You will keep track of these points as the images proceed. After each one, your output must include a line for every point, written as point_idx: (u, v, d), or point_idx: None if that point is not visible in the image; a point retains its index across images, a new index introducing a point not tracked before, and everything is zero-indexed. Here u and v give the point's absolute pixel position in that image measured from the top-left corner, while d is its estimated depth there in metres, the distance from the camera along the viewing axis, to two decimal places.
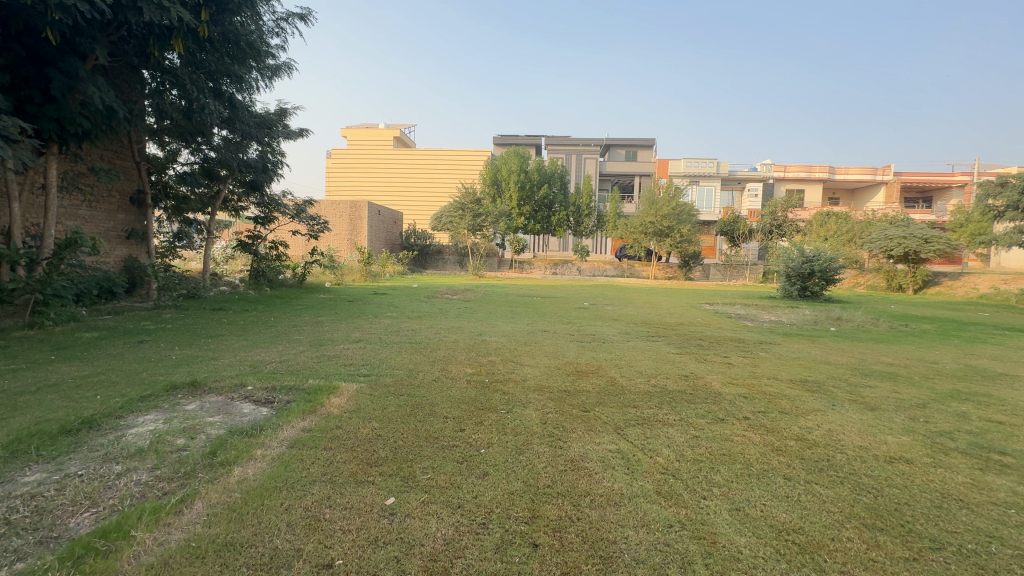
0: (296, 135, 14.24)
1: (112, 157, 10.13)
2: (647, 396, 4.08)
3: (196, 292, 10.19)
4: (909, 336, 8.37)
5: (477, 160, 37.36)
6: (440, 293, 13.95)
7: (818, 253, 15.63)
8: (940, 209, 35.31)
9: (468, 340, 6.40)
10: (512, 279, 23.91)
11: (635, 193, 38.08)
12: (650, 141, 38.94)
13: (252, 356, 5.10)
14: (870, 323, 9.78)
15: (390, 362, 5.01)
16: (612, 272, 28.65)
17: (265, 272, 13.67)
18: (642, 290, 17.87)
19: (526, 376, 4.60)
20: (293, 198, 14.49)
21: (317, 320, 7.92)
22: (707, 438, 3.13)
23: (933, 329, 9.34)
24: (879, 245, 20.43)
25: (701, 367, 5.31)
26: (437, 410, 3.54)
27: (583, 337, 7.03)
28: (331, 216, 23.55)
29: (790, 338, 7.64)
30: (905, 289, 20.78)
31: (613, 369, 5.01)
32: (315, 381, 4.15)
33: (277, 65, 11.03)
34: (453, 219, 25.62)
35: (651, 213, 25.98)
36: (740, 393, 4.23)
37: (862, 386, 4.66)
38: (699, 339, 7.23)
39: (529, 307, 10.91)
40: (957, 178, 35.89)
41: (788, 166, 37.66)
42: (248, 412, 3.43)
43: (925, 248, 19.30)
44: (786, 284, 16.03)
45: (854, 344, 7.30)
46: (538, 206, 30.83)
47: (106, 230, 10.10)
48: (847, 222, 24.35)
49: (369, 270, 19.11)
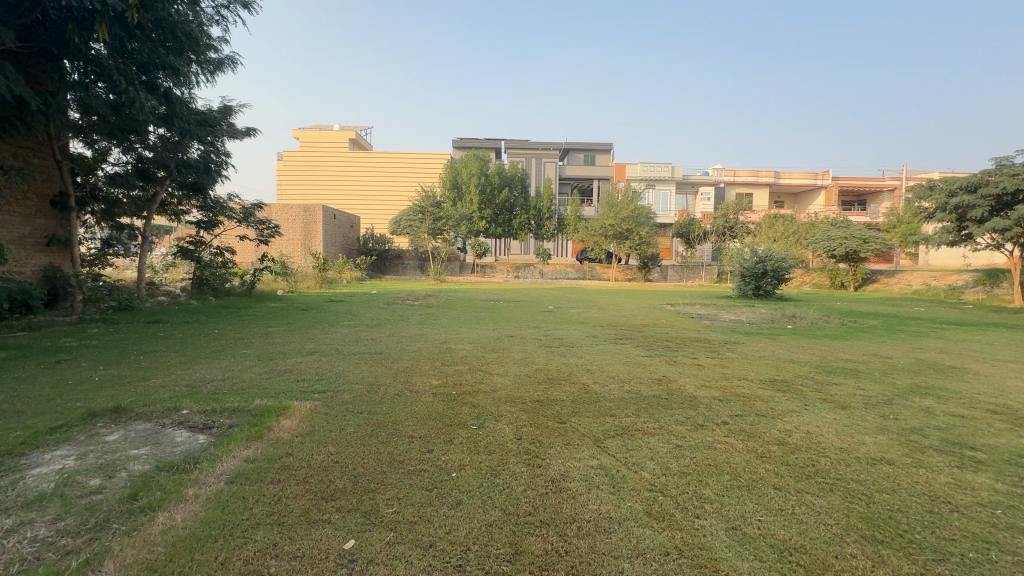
0: (242, 134, 13.42)
1: (27, 156, 9.12)
2: (624, 403, 3.92)
3: (129, 304, 9.31)
4: (860, 331, 8.71)
5: (436, 163, 36.85)
6: (400, 299, 13.46)
7: (770, 254, 16.24)
8: (874, 211, 37.84)
9: (433, 349, 6.08)
10: (474, 283, 23.59)
11: (594, 197, 38.66)
12: (607, 146, 39.68)
13: (190, 374, 4.58)
14: (823, 320, 10.15)
15: (348, 375, 4.63)
16: (573, 275, 28.84)
17: (209, 280, 12.74)
18: (605, 292, 18.05)
19: (496, 387, 4.34)
20: (239, 202, 13.61)
21: (266, 332, 7.35)
22: (690, 447, 2.98)
23: (879, 325, 9.80)
24: (823, 246, 21.54)
25: (672, 369, 5.23)
26: (402, 428, 3.23)
27: (552, 342, 6.85)
28: (283, 220, 22.45)
29: (753, 337, 7.78)
30: (847, 287, 21.98)
31: (586, 375, 4.84)
32: (262, 401, 3.72)
33: (220, 59, 10.34)
34: (412, 223, 25.01)
35: (610, 216, 26.37)
36: (715, 396, 4.15)
37: (828, 384, 4.70)
38: (666, 341, 7.22)
39: (494, 312, 10.64)
40: (887, 182, 38.52)
41: (737, 171, 39.34)
42: (181, 442, 2.99)
43: (864, 247, 20.52)
44: (741, 284, 16.56)
45: (812, 341, 7.51)
46: (499, 210, 30.66)
47: (22, 236, 9.05)
48: (793, 224, 25.57)
49: (325, 276, 18.30)
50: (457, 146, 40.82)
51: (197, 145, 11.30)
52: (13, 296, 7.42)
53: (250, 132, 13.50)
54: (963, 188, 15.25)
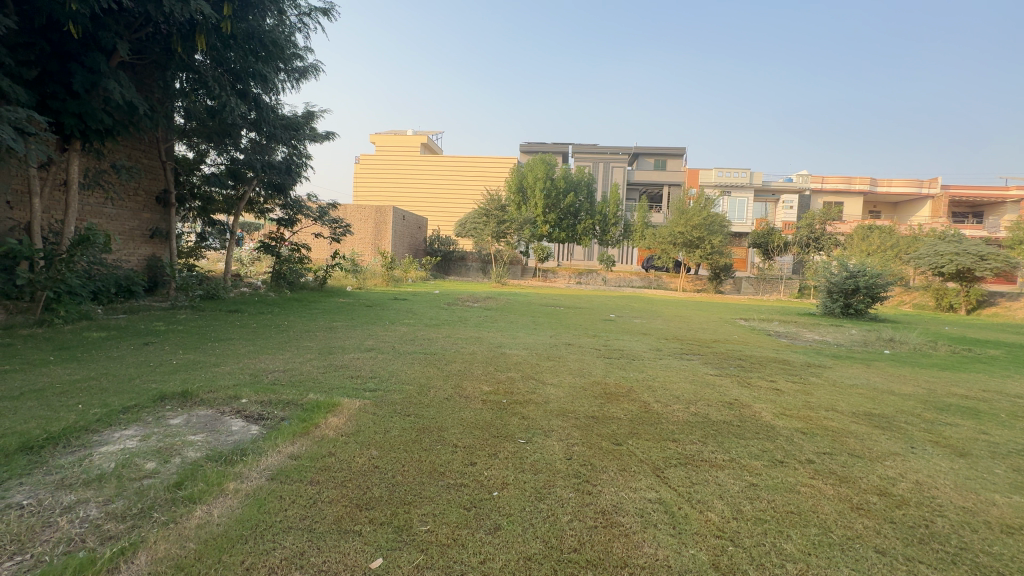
0: (322, 138, 14.22)
1: (138, 156, 10.19)
2: (688, 428, 3.54)
3: (215, 293, 10.06)
4: (976, 363, 7.50)
5: (503, 167, 37.24)
6: (461, 300, 13.56)
7: (863, 268, 14.64)
8: (991, 225, 33.25)
9: (487, 353, 5.96)
10: (535, 288, 23.43)
11: (664, 203, 37.23)
12: (680, 150, 38.10)
13: (255, 364, 4.77)
14: (928, 347, 8.89)
15: (400, 375, 4.60)
16: (638, 283, 27.86)
17: (286, 275, 13.60)
18: (671, 303, 17.20)
19: (549, 398, 4.10)
20: (317, 201, 14.41)
21: (331, 326, 7.62)
22: (768, 488, 2.57)
23: (1001, 355, 8.42)
24: (928, 262, 19.12)
25: (746, 393, 4.72)
26: (446, 436, 3.10)
27: (611, 353, 6.50)
28: (356, 220, 23.59)
29: (842, 362, 6.94)
30: (956, 309, 19.37)
31: (646, 393, 4.47)
32: (314, 396, 3.76)
33: (305, 67, 11.02)
34: (477, 225, 25.33)
35: (680, 223, 25.19)
36: (798, 429, 3.64)
37: (940, 424, 4.00)
38: (740, 359, 6.61)
39: (552, 318, 10.39)
40: (1011, 192, 33.77)
41: (826, 178, 36.25)
42: (234, 432, 3.05)
43: (980, 265, 17.93)
44: (827, 300, 15.07)
45: (916, 370, 6.55)
46: (563, 215, 30.34)
47: (131, 229, 10.11)
48: (892, 236, 23.01)
49: (392, 274, 18.95)
50: (525, 150, 41.04)
51: (283, 148, 12.10)
52: (119, 282, 8.26)
53: (330, 136, 14.27)
54: None
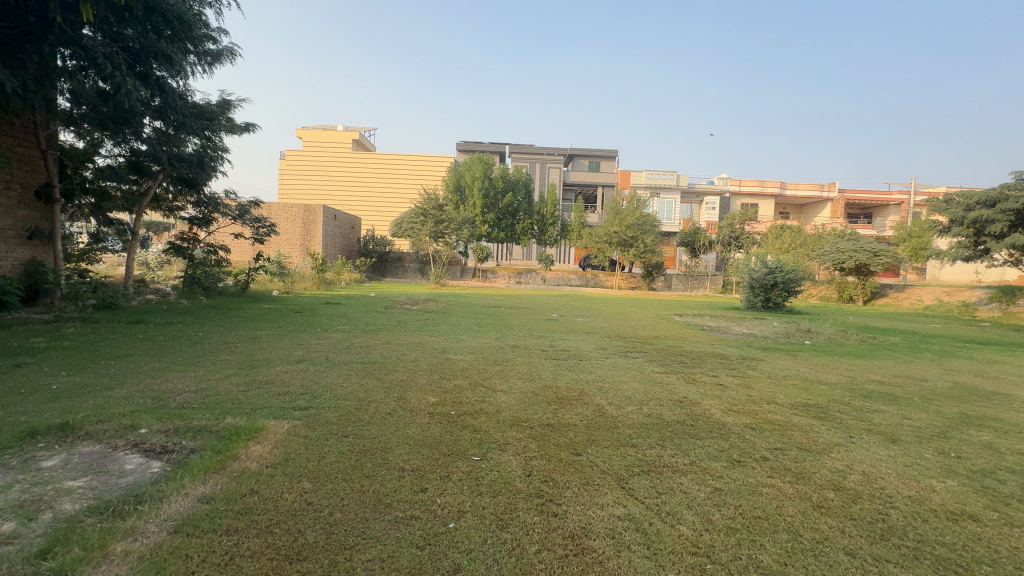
0: (240, 130, 13.03)
1: (10, 144, 8.73)
2: (645, 431, 3.45)
3: (113, 302, 8.83)
4: (883, 350, 8.22)
5: (439, 166, 36.52)
6: (399, 303, 13.00)
7: (780, 265, 15.78)
8: (879, 225, 37.41)
9: (431, 359, 5.63)
10: (474, 288, 23.11)
11: (598, 203, 38.31)
12: (612, 153, 39.42)
13: (160, 385, 4.11)
14: (840, 336, 9.67)
15: (335, 389, 4.16)
16: (576, 282, 28.43)
17: (201, 279, 12.32)
18: (609, 301, 17.63)
19: (500, 407, 3.87)
20: (235, 199, 13.19)
21: (254, 336, 6.88)
22: (732, 493, 2.50)
23: (901, 342, 9.32)
24: (832, 258, 21.07)
25: (693, 390, 4.76)
26: (392, 458, 2.77)
27: (558, 354, 6.38)
28: (282, 219, 22.01)
29: (772, 353, 7.32)
30: (855, 300, 21.50)
31: (599, 395, 4.36)
32: (233, 420, 3.26)
33: (219, 50, 10.04)
34: (413, 225, 24.54)
35: (615, 222, 25.94)
36: (747, 424, 3.69)
37: (869, 411, 4.24)
38: (681, 355, 6.77)
39: (495, 320, 10.17)
40: (894, 196, 38.25)
41: (743, 181, 39.13)
42: (128, 472, 2.52)
43: (874, 261, 20.00)
44: (749, 295, 16.08)
45: (835, 359, 7.05)
46: (501, 214, 30.24)
47: (3, 229, 8.63)
48: (801, 235, 25.16)
49: (323, 277, 17.85)
50: (461, 149, 40.51)
51: (194, 139, 10.93)
52: None
53: (250, 127, 13.13)
54: (981, 202, 14.75)
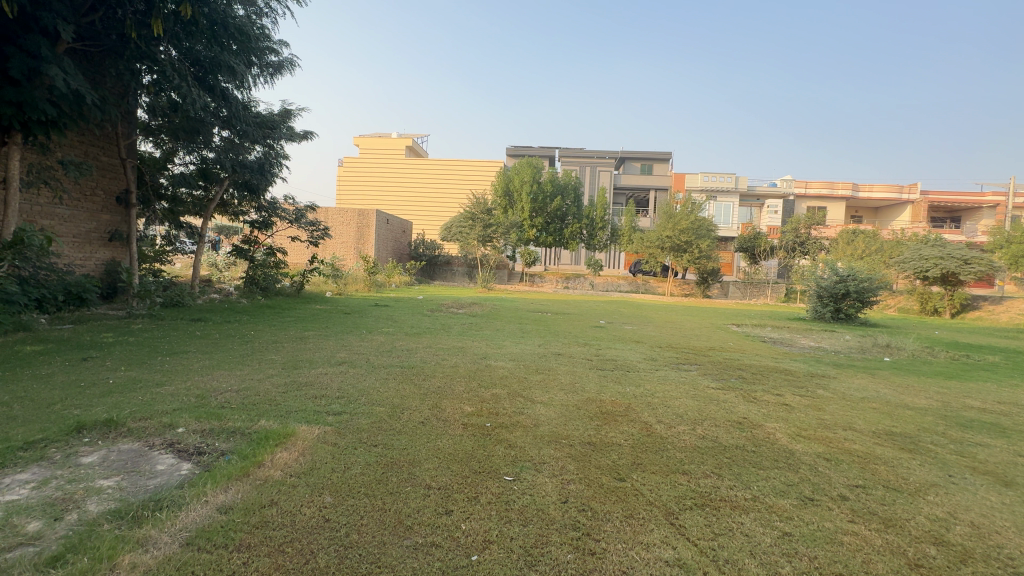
0: (299, 137, 13.61)
1: (96, 153, 9.53)
2: (698, 456, 3.09)
3: (179, 301, 9.39)
4: (980, 371, 7.21)
5: (488, 170, 36.82)
6: (445, 306, 13.05)
7: (853, 272, 14.49)
8: (969, 230, 33.79)
9: (471, 365, 5.48)
10: (521, 293, 22.97)
11: (650, 207, 37.19)
12: (666, 155, 38.17)
13: (206, 383, 4.20)
14: (926, 353, 8.62)
15: (371, 393, 4.08)
16: (626, 287, 27.66)
17: (260, 280, 12.94)
18: (660, 308, 16.94)
19: (538, 420, 3.63)
20: (293, 203, 13.76)
21: (301, 336, 7.02)
22: (805, 540, 2.12)
23: (1001, 362, 8.20)
24: (912, 266, 19.16)
25: (754, 410, 4.29)
26: (419, 473, 2.60)
27: (604, 364, 6.04)
28: (337, 223, 22.86)
29: (845, 370, 6.60)
30: (940, 313, 19.45)
31: (647, 412, 4.01)
32: (266, 422, 3.21)
33: (280, 61, 10.51)
34: (462, 229, 24.78)
35: (668, 226, 24.97)
36: (819, 454, 3.23)
37: (970, 445, 3.62)
38: (740, 370, 6.23)
39: (540, 325, 9.91)
40: (987, 198, 34.49)
41: (810, 183, 36.73)
42: (158, 473, 2.50)
43: (964, 269, 17.99)
44: (816, 305, 14.88)
45: (921, 379, 6.25)
46: (550, 218, 29.99)
47: (87, 232, 9.42)
48: (876, 240, 23.13)
49: (374, 280, 18.31)
50: (511, 153, 40.66)
51: (258, 147, 11.50)
52: (68, 288, 7.58)
53: (308, 135, 13.68)
54: None
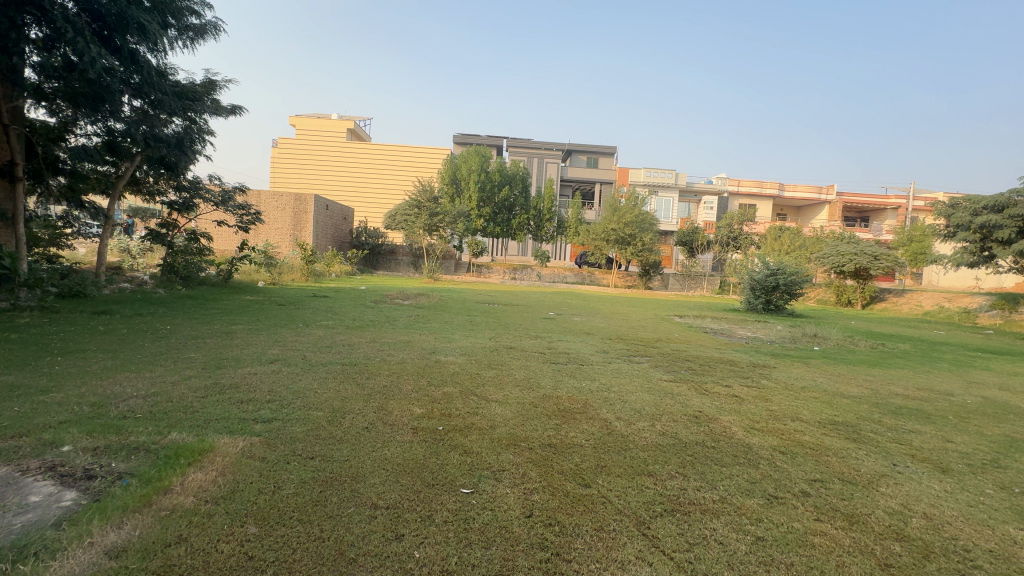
0: (226, 111, 12.40)
1: None
2: (662, 455, 2.99)
3: (79, 291, 8.24)
4: (897, 358, 7.80)
5: (435, 158, 35.86)
6: (390, 297, 12.47)
7: (783, 266, 15.38)
8: (876, 229, 37.27)
9: (419, 361, 5.14)
10: (468, 283, 22.59)
11: (596, 200, 37.88)
12: (611, 149, 38.96)
13: (106, 388, 3.59)
14: (849, 342, 9.25)
15: (308, 395, 3.67)
16: (572, 278, 28.04)
17: (180, 268, 11.71)
18: (606, 299, 17.25)
19: (494, 421, 3.40)
20: (219, 183, 12.55)
21: (227, 330, 6.33)
22: (779, 545, 2.05)
23: (912, 350, 8.94)
24: (831, 261, 20.75)
25: (707, 402, 4.30)
26: (363, 490, 2.29)
27: (557, 358, 5.90)
28: (271, 208, 21.30)
29: (782, 360, 6.90)
30: (853, 304, 21.26)
31: (604, 408, 3.89)
32: (177, 435, 2.75)
33: (203, 25, 9.43)
34: (407, 217, 23.96)
35: (613, 219, 25.46)
36: (775, 448, 3.24)
37: (905, 432, 3.80)
38: (688, 361, 6.33)
39: (489, 317, 9.66)
40: (892, 200, 38.15)
41: (742, 181, 38.96)
42: (29, 507, 2.01)
43: (874, 264, 19.72)
44: (750, 297, 15.70)
45: (850, 368, 6.64)
46: (497, 209, 29.72)
47: None
48: (800, 237, 24.86)
49: (312, 269, 17.23)
50: (458, 141, 39.82)
51: (177, 120, 10.33)
52: None
53: (236, 111, 12.52)
54: (988, 207, 14.45)
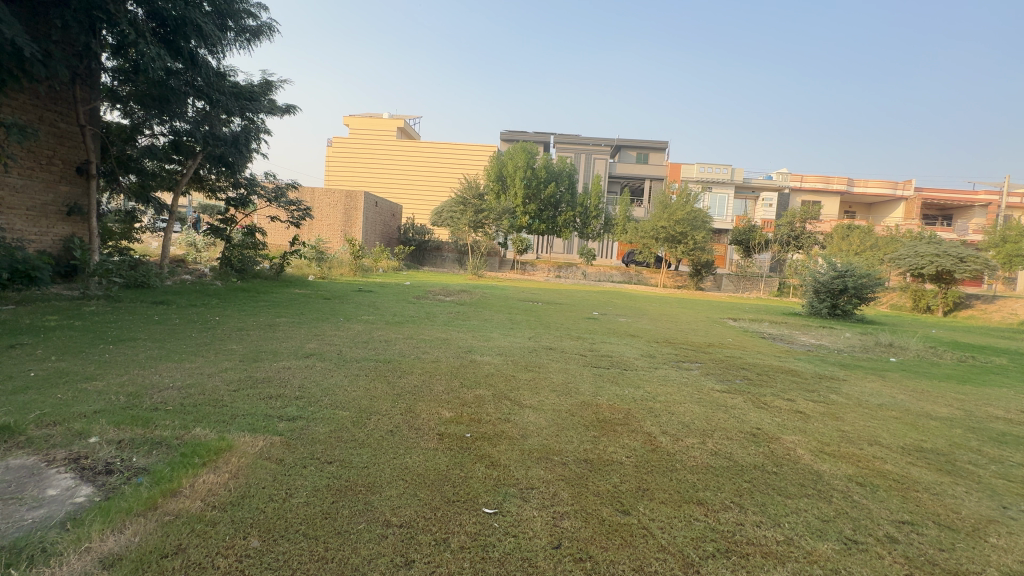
0: (281, 112, 12.84)
1: (55, 120, 8.84)
2: (713, 480, 2.63)
3: (143, 282, 8.74)
4: (990, 374, 6.87)
5: (482, 155, 35.97)
6: (433, 293, 12.48)
7: (852, 267, 14.13)
8: (961, 228, 33.88)
9: (454, 360, 4.98)
10: (512, 281, 22.46)
11: (645, 197, 36.71)
12: (662, 144, 37.63)
13: (145, 377, 3.65)
14: (932, 354, 8.28)
15: (336, 393, 3.56)
16: (618, 278, 27.28)
17: (236, 262, 12.25)
18: (654, 300, 16.57)
19: (526, 429, 3.15)
20: (273, 180, 13.03)
21: (271, 323, 6.44)
22: None
23: (1008, 365, 7.89)
24: (908, 262, 18.90)
25: (766, 418, 3.85)
26: (378, 503, 2.11)
27: (599, 362, 5.55)
28: (323, 204, 22.02)
29: (853, 372, 6.22)
30: (932, 310, 19.31)
31: (649, 420, 3.54)
32: (200, 431, 2.69)
33: (259, 26, 9.71)
34: (453, 214, 24.11)
35: (663, 217, 24.49)
36: (851, 478, 2.79)
37: (1013, 465, 3.23)
38: (744, 369, 5.81)
39: (530, 316, 9.41)
40: (980, 196, 34.53)
41: (805, 176, 36.51)
42: (44, 501, 1.96)
43: (959, 267, 17.78)
44: (813, 301, 14.54)
45: (935, 383, 5.87)
46: (543, 205, 29.39)
47: (43, 204, 8.72)
48: (871, 236, 22.88)
49: (360, 264, 17.63)
50: (505, 138, 39.76)
51: (235, 120, 10.74)
52: (14, 265, 6.90)
53: (290, 110, 12.92)
54: None
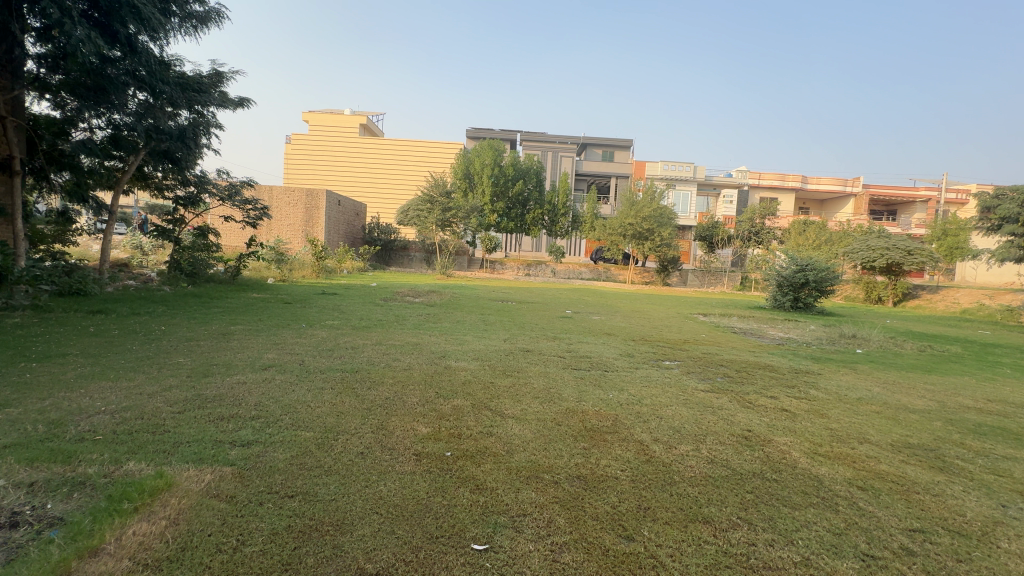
0: (233, 104, 12.08)
1: None
2: (715, 492, 2.46)
3: (79, 289, 7.96)
4: (951, 363, 7.08)
5: (448, 152, 35.39)
6: (400, 294, 12.03)
7: (813, 261, 14.57)
8: (904, 223, 35.96)
9: (427, 367, 4.68)
10: (481, 280, 22.16)
11: (612, 195, 37.10)
12: (627, 143, 38.09)
13: (73, 401, 3.17)
14: (893, 345, 8.52)
15: (299, 411, 3.21)
16: (587, 275, 27.34)
17: (187, 265, 11.45)
18: (625, 297, 16.64)
19: (511, 443, 2.90)
20: (226, 177, 12.25)
21: (225, 332, 5.93)
22: None
23: (963, 353, 8.21)
24: (861, 256, 19.72)
25: (755, 419, 3.74)
26: (348, 546, 1.81)
27: (579, 363, 5.37)
28: (283, 204, 21.05)
29: (826, 365, 6.27)
30: (883, 301, 20.23)
31: (639, 427, 3.35)
32: (134, 466, 2.30)
33: (206, 12, 9.03)
34: (420, 212, 23.53)
35: (630, 214, 24.70)
36: (852, 482, 2.68)
37: (998, 459, 3.21)
38: (723, 366, 5.75)
39: (503, 316, 9.15)
40: (921, 192, 36.67)
41: (763, 174, 37.77)
42: None
43: (908, 260, 18.69)
44: (776, 294, 14.88)
45: (903, 374, 5.98)
46: (511, 203, 29.19)
47: None
48: (826, 231, 23.83)
49: (323, 266, 16.89)
50: (471, 135, 39.31)
51: (182, 113, 9.97)
52: None
53: (244, 103, 12.18)
54: None
